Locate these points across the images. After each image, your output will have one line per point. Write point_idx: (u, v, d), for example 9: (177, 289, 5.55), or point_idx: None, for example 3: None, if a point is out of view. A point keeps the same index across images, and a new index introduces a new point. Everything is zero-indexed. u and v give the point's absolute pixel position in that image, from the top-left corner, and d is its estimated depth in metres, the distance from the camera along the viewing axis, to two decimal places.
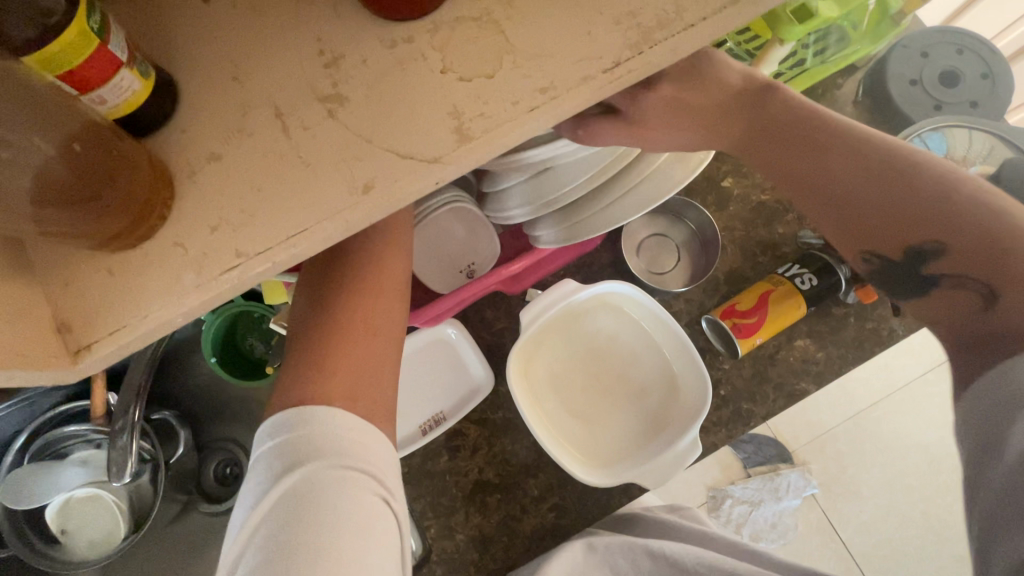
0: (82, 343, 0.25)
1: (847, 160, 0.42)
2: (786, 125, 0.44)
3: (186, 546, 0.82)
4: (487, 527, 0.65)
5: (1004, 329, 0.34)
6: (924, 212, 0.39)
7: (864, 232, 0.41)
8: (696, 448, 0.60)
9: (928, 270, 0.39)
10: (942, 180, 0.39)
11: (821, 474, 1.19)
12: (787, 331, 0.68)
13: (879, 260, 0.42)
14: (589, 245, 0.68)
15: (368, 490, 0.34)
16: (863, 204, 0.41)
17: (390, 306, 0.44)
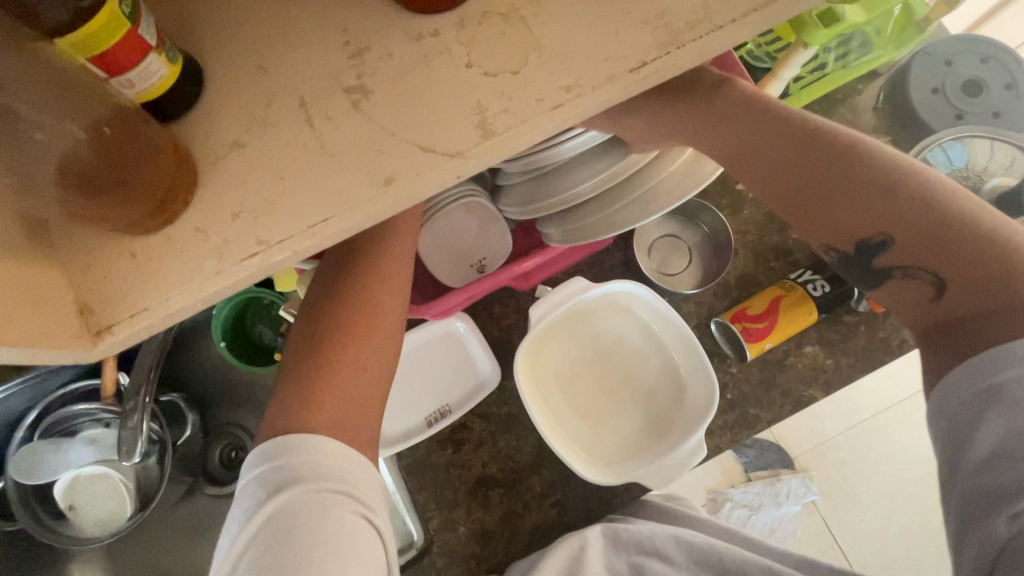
0: (102, 325, 0.26)
1: (793, 150, 0.43)
2: (737, 115, 0.46)
3: (191, 526, 0.83)
4: (489, 522, 0.66)
5: (962, 320, 0.34)
6: (872, 198, 0.39)
7: (818, 224, 0.42)
8: (701, 450, 0.60)
9: (877, 262, 0.39)
10: (894, 166, 0.39)
11: (822, 480, 1.19)
12: (797, 338, 0.67)
13: (838, 254, 0.42)
14: (601, 245, 0.68)
15: (348, 509, 0.35)
16: (813, 196, 0.41)
17: (392, 304, 0.46)
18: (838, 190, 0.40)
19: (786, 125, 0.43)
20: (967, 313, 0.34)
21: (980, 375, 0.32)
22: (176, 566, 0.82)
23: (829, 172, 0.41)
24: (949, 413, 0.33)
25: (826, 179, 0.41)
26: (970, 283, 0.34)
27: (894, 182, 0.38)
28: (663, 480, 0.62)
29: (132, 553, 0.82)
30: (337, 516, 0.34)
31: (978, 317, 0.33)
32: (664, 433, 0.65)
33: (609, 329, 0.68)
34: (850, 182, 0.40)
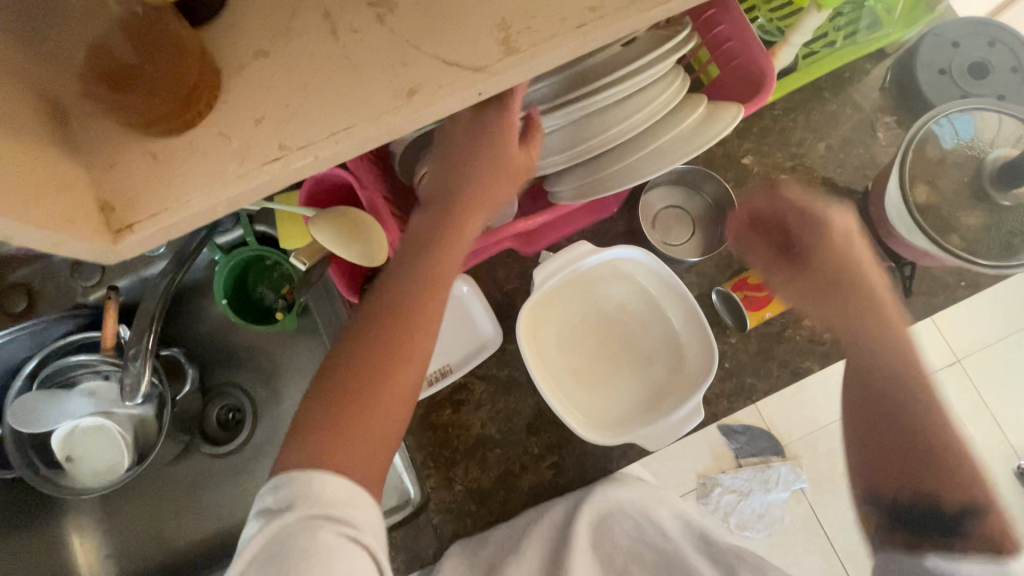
0: (122, 223, 0.26)
1: (887, 415, 0.54)
2: (869, 317, 0.58)
3: (187, 483, 0.84)
4: (486, 481, 0.66)
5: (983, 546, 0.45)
6: (951, 478, 0.49)
7: (895, 467, 0.53)
8: (696, 416, 0.61)
9: (960, 519, 0.47)
10: (970, 469, 0.50)
11: (810, 469, 1.21)
12: (796, 311, 0.68)
13: (915, 509, 0.50)
14: (606, 211, 0.69)
15: (336, 530, 0.38)
16: (891, 407, 0.54)
17: (425, 335, 0.45)
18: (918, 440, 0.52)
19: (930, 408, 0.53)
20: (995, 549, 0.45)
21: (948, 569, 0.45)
22: (170, 523, 0.83)
23: (914, 450, 0.52)
24: None
25: (920, 430, 0.52)
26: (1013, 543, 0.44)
27: (968, 482, 0.49)
28: (655, 445, 0.62)
29: (128, 508, 0.82)
30: (325, 536, 0.37)
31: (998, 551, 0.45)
32: (661, 401, 0.65)
33: (611, 296, 0.68)
34: (914, 429, 0.52)
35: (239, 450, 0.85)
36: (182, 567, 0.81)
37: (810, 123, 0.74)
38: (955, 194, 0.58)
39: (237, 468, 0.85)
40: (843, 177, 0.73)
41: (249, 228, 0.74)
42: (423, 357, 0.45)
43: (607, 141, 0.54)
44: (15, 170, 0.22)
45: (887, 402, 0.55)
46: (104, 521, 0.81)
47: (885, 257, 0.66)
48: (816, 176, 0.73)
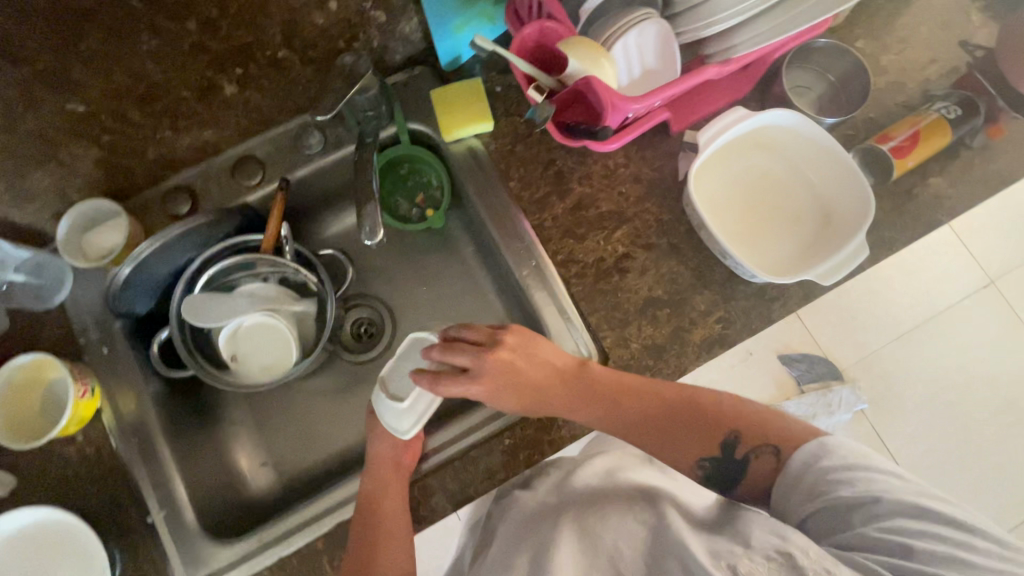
0: None
1: (612, 415, 0.62)
2: (599, 404, 0.62)
3: (333, 390, 0.84)
4: (659, 337, 0.70)
5: (761, 444, 0.57)
6: (701, 422, 0.60)
7: (686, 448, 0.60)
8: (865, 249, 0.66)
9: (741, 450, 0.58)
10: (706, 397, 0.61)
11: (867, 391, 1.54)
12: (922, 170, 0.75)
13: (710, 463, 0.59)
14: (743, 90, 0.75)
15: (875, 476, 0.49)
16: (659, 420, 0.61)
17: (393, 503, 0.63)
18: (706, 429, 0.60)
19: (642, 399, 0.62)
20: (754, 433, 0.58)
21: (818, 473, 0.51)
22: (321, 431, 0.82)
23: (666, 426, 0.61)
24: (797, 492, 0.53)
25: (638, 412, 0.61)
26: (777, 439, 0.56)
27: (708, 412, 0.60)
28: (826, 281, 0.67)
29: (277, 420, 0.82)
30: (862, 525, 0.47)
31: (758, 436, 0.57)
32: (816, 250, 0.70)
33: (756, 164, 0.74)
34: (650, 419, 0.61)
35: (381, 356, 0.87)
36: (339, 470, 0.80)
37: (913, 8, 0.81)
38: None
39: (379, 373, 0.86)
40: (949, 55, 0.80)
41: (404, 125, 0.76)
42: (400, 516, 0.62)
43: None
44: None
45: (605, 395, 0.62)
46: (257, 431, 0.81)
47: (1005, 109, 0.76)
48: (924, 54, 0.80)
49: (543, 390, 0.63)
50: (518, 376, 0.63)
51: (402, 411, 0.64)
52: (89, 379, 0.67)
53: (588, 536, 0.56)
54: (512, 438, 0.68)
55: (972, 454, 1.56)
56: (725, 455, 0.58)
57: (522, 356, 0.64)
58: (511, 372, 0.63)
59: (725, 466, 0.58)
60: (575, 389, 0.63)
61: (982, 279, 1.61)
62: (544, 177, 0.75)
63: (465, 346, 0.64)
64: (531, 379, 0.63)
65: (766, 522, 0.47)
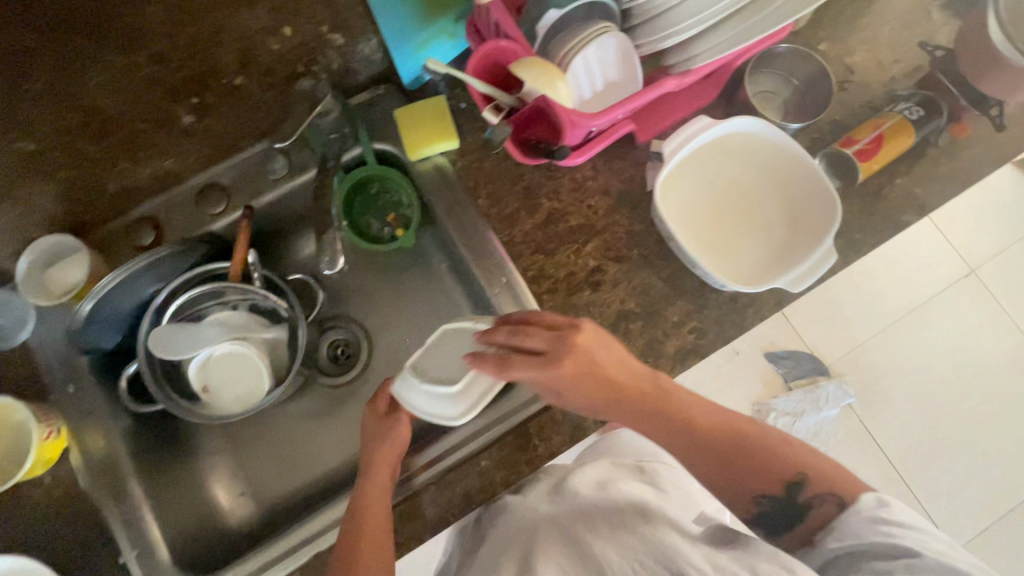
0: None
1: (685, 441, 0.59)
2: (674, 427, 0.59)
3: (310, 415, 0.84)
4: (633, 351, 0.70)
5: (823, 491, 0.56)
6: (771, 460, 0.58)
7: (751, 483, 0.58)
8: (832, 255, 0.66)
9: (805, 495, 0.57)
10: (775, 439, 0.60)
11: (854, 386, 1.55)
12: (888, 171, 0.75)
13: (767, 501, 0.58)
14: (707, 98, 0.75)
15: (909, 530, 0.49)
16: (729, 453, 0.59)
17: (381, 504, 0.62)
18: (771, 466, 0.58)
19: (701, 419, 0.60)
20: (813, 476, 0.57)
21: (871, 519, 0.51)
22: (299, 457, 0.81)
23: (734, 460, 0.58)
24: (842, 532, 0.53)
25: (713, 442, 0.59)
26: (830, 486, 0.56)
27: (775, 452, 0.59)
28: (796, 287, 0.67)
29: (255, 448, 0.81)
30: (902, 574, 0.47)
31: (815, 480, 0.57)
32: (787, 257, 0.70)
33: (726, 172, 0.73)
34: (721, 448, 0.59)
35: (360, 377, 0.86)
36: (318, 497, 0.79)
37: (874, 9, 0.81)
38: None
39: (357, 396, 0.85)
40: (911, 54, 0.80)
41: (369, 146, 0.74)
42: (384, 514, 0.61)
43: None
44: None
45: (679, 420, 0.59)
46: (235, 460, 0.80)
47: (969, 107, 0.76)
48: (886, 55, 0.80)
49: (616, 405, 0.59)
50: (595, 381, 0.58)
51: (453, 397, 0.59)
52: (55, 421, 0.66)
53: (576, 541, 0.57)
54: (489, 460, 0.67)
55: (966, 442, 1.55)
56: (788, 497, 0.57)
57: (607, 365, 0.58)
58: (586, 366, 0.57)
59: (783, 508, 0.57)
60: (656, 409, 0.59)
61: (962, 269, 1.62)
62: (512, 193, 0.75)
63: (539, 330, 0.58)
64: (604, 391, 0.58)
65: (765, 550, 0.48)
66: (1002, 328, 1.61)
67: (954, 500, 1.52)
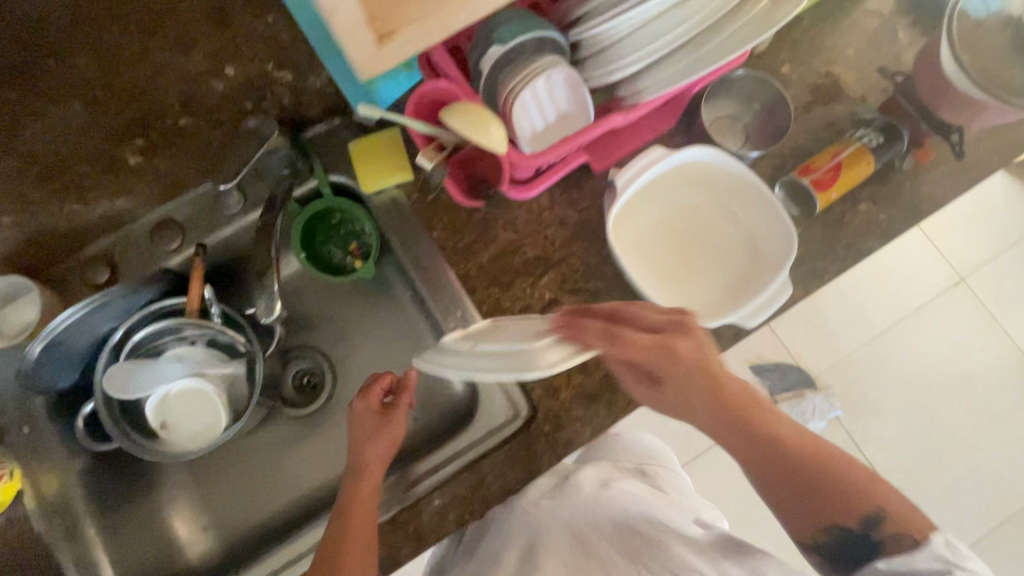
0: (383, 32, 0.31)
1: (763, 447, 0.54)
2: (751, 432, 0.54)
3: (275, 446, 0.83)
4: (589, 386, 0.69)
5: (900, 527, 0.50)
6: (852, 489, 0.52)
7: (818, 509, 0.52)
8: (787, 288, 0.65)
9: (878, 534, 0.50)
10: (862, 476, 0.53)
11: (841, 398, 1.53)
12: (851, 198, 0.73)
13: (839, 530, 0.52)
14: (667, 124, 0.73)
15: None
16: (802, 471, 0.53)
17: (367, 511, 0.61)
18: (850, 496, 0.52)
19: (785, 433, 0.54)
20: (893, 512, 0.51)
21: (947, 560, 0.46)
22: (262, 491, 0.81)
23: (808, 485, 0.53)
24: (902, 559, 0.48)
25: (790, 456, 0.53)
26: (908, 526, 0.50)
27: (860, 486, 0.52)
28: (751, 322, 0.66)
29: (218, 481, 0.81)
30: None
31: (892, 516, 0.50)
32: (745, 288, 0.69)
33: (684, 202, 0.72)
34: (794, 466, 0.53)
35: (324, 408, 0.85)
36: (281, 530, 0.79)
37: (840, 29, 0.80)
38: (999, 57, 0.68)
39: (322, 427, 0.85)
40: (877, 74, 0.78)
41: (325, 178, 0.74)
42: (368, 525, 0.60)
43: (689, 26, 0.59)
44: None
45: (760, 426, 0.54)
46: (196, 494, 0.80)
47: (930, 133, 0.73)
48: (850, 77, 0.78)
49: (697, 408, 0.56)
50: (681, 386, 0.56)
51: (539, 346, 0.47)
52: (6, 463, 0.66)
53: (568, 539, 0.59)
54: (442, 499, 0.66)
55: (955, 453, 1.53)
56: (862, 531, 0.51)
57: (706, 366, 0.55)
58: (691, 365, 0.55)
59: (854, 540, 0.51)
60: (744, 413, 0.55)
61: (951, 278, 1.60)
62: (468, 225, 0.74)
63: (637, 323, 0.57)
64: (685, 387, 0.56)
65: (739, 558, 0.50)
66: (992, 338, 1.58)
67: (943, 512, 1.50)
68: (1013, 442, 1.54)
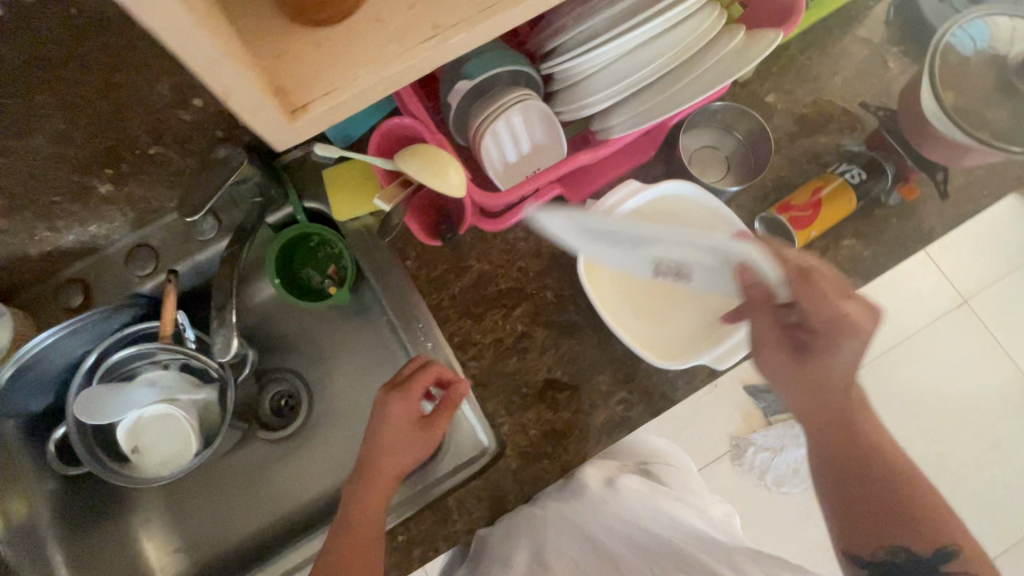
0: (297, 104, 0.29)
1: (862, 456, 0.60)
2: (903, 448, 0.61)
3: (249, 471, 0.83)
4: (559, 422, 0.68)
5: (951, 547, 0.56)
6: (915, 513, 0.57)
7: (873, 520, 0.58)
8: (762, 329, 0.63)
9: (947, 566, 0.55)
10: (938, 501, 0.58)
11: None
12: (834, 234, 0.71)
13: (907, 551, 0.56)
14: (645, 155, 0.72)
15: None
16: (899, 484, 0.58)
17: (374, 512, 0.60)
18: (914, 517, 0.57)
19: (875, 439, 0.61)
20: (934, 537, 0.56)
21: None
22: (235, 515, 0.81)
23: (912, 505, 0.57)
24: None
25: (873, 463, 0.60)
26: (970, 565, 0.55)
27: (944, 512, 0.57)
28: (722, 364, 0.65)
29: (191, 505, 0.80)
30: None
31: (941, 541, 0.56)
32: (721, 326, 0.68)
33: None
34: (906, 481, 0.58)
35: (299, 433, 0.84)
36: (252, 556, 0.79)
37: (827, 58, 0.78)
38: (987, 93, 0.66)
39: (297, 451, 0.84)
40: (864, 105, 0.76)
41: (299, 205, 0.74)
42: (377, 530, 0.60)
43: (661, 63, 0.60)
44: (234, 44, 0.27)
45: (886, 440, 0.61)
46: (169, 517, 0.79)
47: (916, 169, 0.71)
48: (836, 107, 0.76)
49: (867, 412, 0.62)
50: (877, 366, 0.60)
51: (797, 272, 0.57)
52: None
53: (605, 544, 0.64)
54: (406, 536, 0.65)
55: (958, 480, 1.48)
56: (933, 560, 0.56)
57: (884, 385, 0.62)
58: (822, 345, 0.59)
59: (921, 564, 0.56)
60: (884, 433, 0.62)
61: (955, 300, 1.56)
62: (442, 255, 0.73)
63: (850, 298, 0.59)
64: (813, 364, 0.61)
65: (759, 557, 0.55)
66: (995, 362, 1.55)
67: None
68: (1017, 470, 1.50)
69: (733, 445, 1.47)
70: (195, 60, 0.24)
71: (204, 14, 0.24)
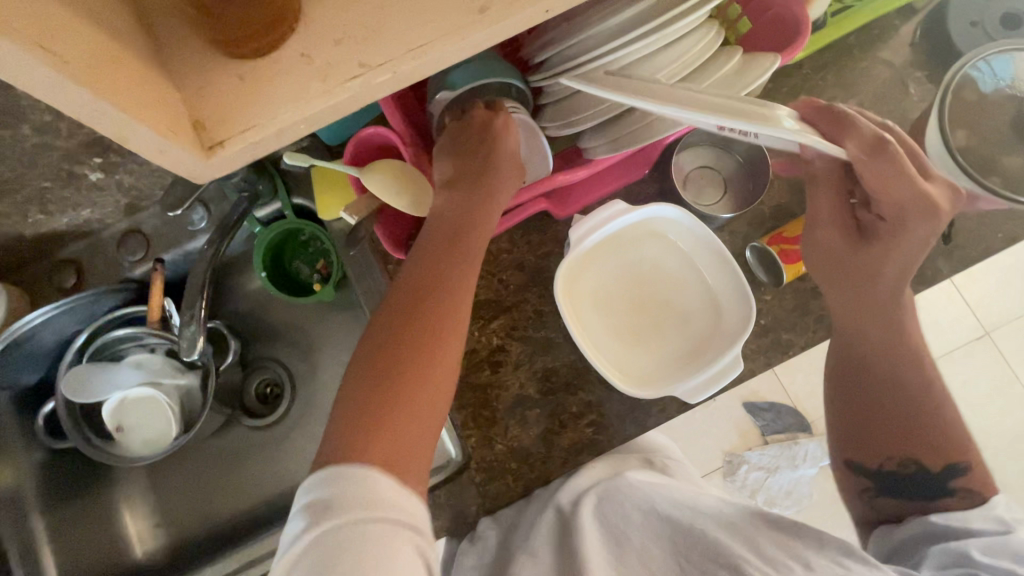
0: (214, 140, 0.29)
1: (893, 375, 0.59)
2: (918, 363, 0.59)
3: (230, 457, 0.84)
4: (525, 439, 0.67)
5: (963, 463, 0.56)
6: (938, 427, 0.57)
7: (902, 439, 0.58)
8: (739, 364, 0.61)
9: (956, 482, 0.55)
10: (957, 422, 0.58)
11: None
12: None
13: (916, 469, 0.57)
14: (638, 172, 0.70)
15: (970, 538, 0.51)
16: (929, 414, 0.57)
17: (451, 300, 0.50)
18: (939, 436, 0.57)
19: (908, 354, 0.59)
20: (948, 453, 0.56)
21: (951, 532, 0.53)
22: (213, 498, 0.83)
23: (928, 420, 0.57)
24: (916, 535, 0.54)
25: (911, 388, 0.58)
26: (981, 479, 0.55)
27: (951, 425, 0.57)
28: (694, 399, 0.62)
29: (171, 484, 0.83)
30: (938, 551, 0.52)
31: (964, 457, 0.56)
32: (702, 353, 0.66)
33: (646, 256, 0.69)
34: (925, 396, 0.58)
35: (278, 424, 0.84)
36: (224, 539, 0.80)
37: (843, 80, 0.73)
38: (1002, 131, 0.62)
39: (276, 440, 0.85)
40: None
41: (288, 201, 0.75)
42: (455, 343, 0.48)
43: None
44: (142, 83, 0.27)
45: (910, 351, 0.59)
46: (150, 494, 0.82)
47: None
48: None
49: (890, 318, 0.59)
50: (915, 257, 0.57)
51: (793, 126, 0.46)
52: None
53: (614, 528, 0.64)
54: None
55: None
56: (941, 477, 0.56)
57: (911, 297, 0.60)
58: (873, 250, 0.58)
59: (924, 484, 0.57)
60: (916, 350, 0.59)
61: (975, 330, 1.49)
62: None
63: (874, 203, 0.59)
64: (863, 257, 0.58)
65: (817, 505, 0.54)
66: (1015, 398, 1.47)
67: None
68: None
69: (726, 462, 1.44)
70: (84, 110, 0.24)
71: (99, 63, 0.24)
